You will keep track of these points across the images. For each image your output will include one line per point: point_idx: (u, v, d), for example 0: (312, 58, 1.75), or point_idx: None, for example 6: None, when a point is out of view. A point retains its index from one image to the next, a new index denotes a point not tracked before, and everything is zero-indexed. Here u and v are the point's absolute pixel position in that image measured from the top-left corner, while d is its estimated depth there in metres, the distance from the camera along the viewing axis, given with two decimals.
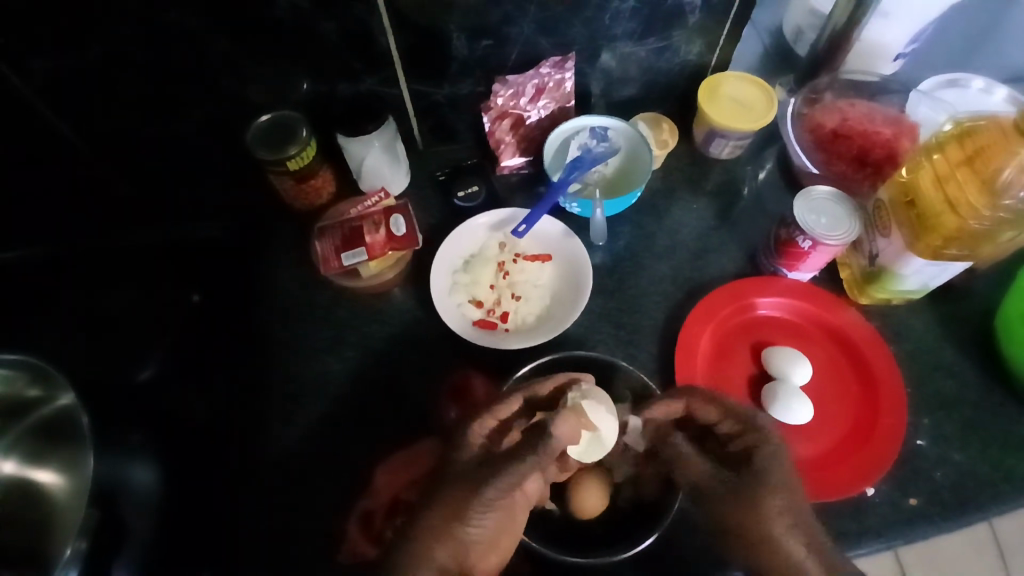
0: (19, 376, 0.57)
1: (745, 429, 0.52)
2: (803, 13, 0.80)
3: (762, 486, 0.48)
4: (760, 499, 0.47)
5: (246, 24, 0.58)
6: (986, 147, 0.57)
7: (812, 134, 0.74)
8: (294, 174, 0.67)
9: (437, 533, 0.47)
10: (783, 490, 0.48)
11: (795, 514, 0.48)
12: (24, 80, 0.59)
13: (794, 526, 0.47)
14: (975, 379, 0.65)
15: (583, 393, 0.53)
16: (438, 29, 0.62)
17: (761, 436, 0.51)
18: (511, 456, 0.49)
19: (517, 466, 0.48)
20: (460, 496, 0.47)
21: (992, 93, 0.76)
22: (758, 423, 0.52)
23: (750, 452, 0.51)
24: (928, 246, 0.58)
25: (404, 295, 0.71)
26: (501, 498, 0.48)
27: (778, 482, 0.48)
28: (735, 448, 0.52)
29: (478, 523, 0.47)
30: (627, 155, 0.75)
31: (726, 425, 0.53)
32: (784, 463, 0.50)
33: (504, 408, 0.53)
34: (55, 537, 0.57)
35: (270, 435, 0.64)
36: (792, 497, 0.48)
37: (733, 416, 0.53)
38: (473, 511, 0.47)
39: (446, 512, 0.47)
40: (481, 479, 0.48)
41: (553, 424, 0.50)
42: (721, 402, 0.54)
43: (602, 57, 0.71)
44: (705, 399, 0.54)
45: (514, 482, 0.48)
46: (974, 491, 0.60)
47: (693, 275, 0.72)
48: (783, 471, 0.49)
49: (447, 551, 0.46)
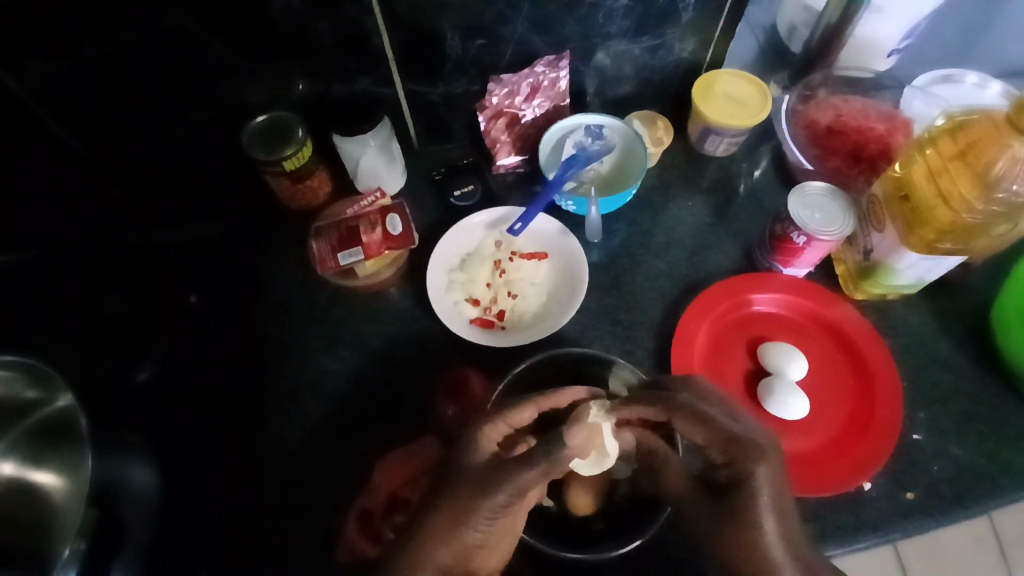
0: (19, 378, 0.58)
1: (731, 456, 0.48)
2: (797, 10, 0.81)
3: (752, 517, 0.46)
4: (747, 527, 0.46)
5: (240, 24, 0.58)
6: (978, 140, 0.57)
7: (806, 130, 0.74)
8: (290, 174, 0.68)
9: (437, 540, 0.46)
10: (774, 513, 0.46)
11: (787, 538, 0.47)
12: (24, 84, 0.60)
13: (790, 554, 0.46)
14: (972, 372, 0.66)
15: (603, 414, 0.49)
16: (432, 29, 0.63)
17: (749, 463, 0.47)
18: (520, 461, 0.45)
19: (528, 472, 0.45)
20: (464, 501, 0.46)
21: (985, 88, 0.76)
22: (747, 448, 0.47)
23: (739, 480, 0.47)
24: (921, 239, 0.59)
25: (401, 294, 0.72)
26: (507, 505, 0.46)
27: (766, 508, 0.46)
28: (721, 476, 0.49)
29: (481, 528, 0.47)
30: (622, 152, 0.75)
31: (715, 450, 0.49)
32: (773, 488, 0.47)
33: (516, 416, 0.51)
34: (57, 538, 0.57)
35: (268, 434, 0.65)
36: (782, 517, 0.47)
37: (718, 441, 0.48)
38: (478, 518, 0.46)
39: (448, 514, 0.47)
40: (487, 484, 0.46)
41: (568, 433, 0.45)
42: (706, 422, 0.48)
43: (596, 55, 0.72)
44: (688, 419, 0.48)
45: (522, 488, 0.45)
46: (971, 484, 0.60)
47: (689, 271, 0.72)
48: (773, 499, 0.46)
49: (449, 552, 0.46)
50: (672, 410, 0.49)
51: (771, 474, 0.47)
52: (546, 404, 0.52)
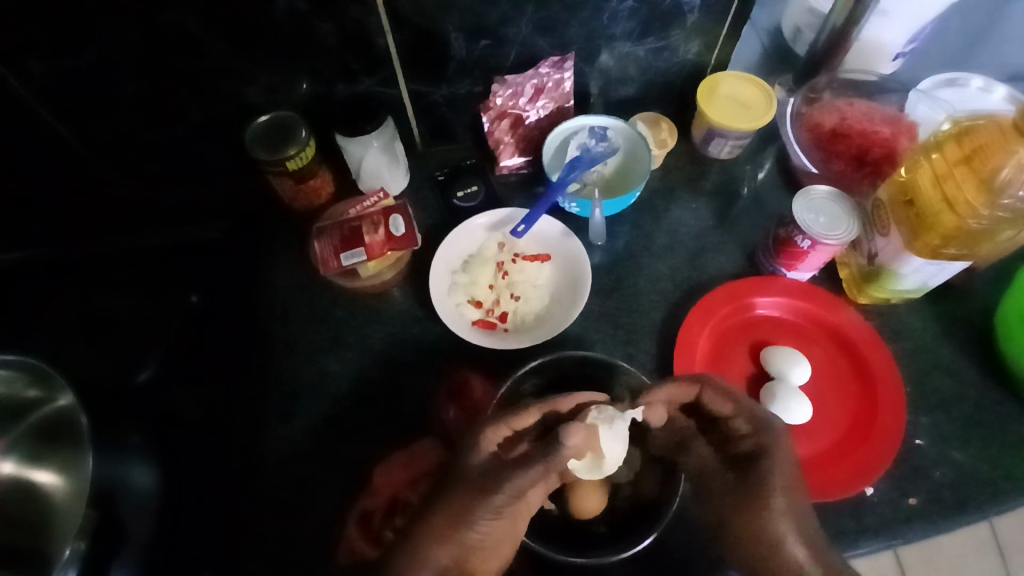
0: (19, 378, 0.58)
1: (753, 428, 0.51)
2: (802, 13, 0.81)
3: (768, 492, 0.48)
4: (763, 500, 0.48)
5: (243, 24, 0.58)
6: (984, 146, 0.56)
7: (811, 133, 0.74)
8: (292, 175, 0.68)
9: (437, 536, 0.46)
10: (791, 487, 0.48)
11: (799, 519, 0.48)
12: (25, 82, 0.60)
13: (802, 532, 0.47)
14: (974, 377, 0.65)
15: (606, 415, 0.51)
16: (435, 30, 0.63)
17: (771, 435, 0.49)
18: (520, 463, 0.47)
19: (526, 473, 0.47)
20: (464, 502, 0.46)
21: (990, 92, 0.76)
22: (769, 422, 0.50)
23: (759, 451, 0.50)
24: (926, 245, 0.59)
25: (403, 295, 0.71)
26: (507, 506, 0.47)
27: (784, 480, 0.48)
28: (741, 449, 0.51)
29: (480, 528, 0.46)
30: (626, 155, 0.75)
31: (739, 421, 0.52)
32: (790, 462, 0.49)
33: (517, 419, 0.51)
34: (58, 537, 0.57)
35: (269, 435, 0.64)
36: (796, 495, 0.48)
37: (744, 412, 0.51)
38: (476, 517, 0.46)
39: (448, 516, 0.46)
40: (488, 485, 0.46)
41: (566, 434, 0.48)
42: (734, 397, 0.52)
43: (600, 57, 0.71)
44: (718, 391, 0.52)
45: (521, 490, 0.47)
46: (973, 490, 0.60)
47: (692, 274, 0.72)
48: (791, 473, 0.49)
49: (449, 551, 0.46)
50: (702, 384, 0.53)
51: (789, 451, 0.49)
52: (548, 408, 0.52)
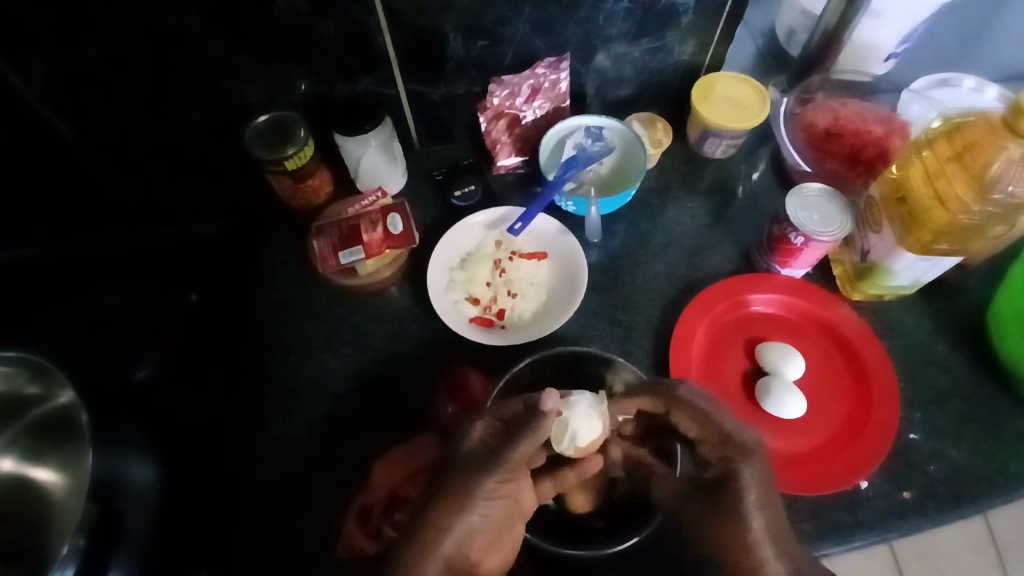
0: (19, 373, 0.58)
1: (719, 449, 0.50)
2: (795, 14, 0.82)
3: (738, 509, 0.48)
4: (734, 524, 0.47)
5: (243, 23, 0.59)
6: (976, 141, 0.56)
7: (805, 133, 0.75)
8: (291, 173, 0.68)
9: (440, 527, 0.47)
10: (761, 508, 0.48)
11: (777, 538, 0.47)
12: (27, 80, 0.60)
13: (778, 550, 0.47)
14: (969, 374, 0.66)
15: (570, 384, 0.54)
16: (434, 30, 0.63)
17: (738, 455, 0.49)
18: (510, 438, 0.49)
19: (522, 445, 0.48)
20: (460, 485, 0.48)
21: (982, 91, 0.77)
22: (740, 442, 0.50)
23: (725, 475, 0.49)
24: (918, 241, 0.60)
25: (401, 293, 0.72)
26: (505, 482, 0.48)
27: (753, 503, 0.48)
28: (711, 472, 0.51)
29: (481, 511, 0.47)
30: (622, 154, 0.76)
31: (706, 445, 0.52)
32: (760, 481, 0.49)
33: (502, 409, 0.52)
34: (55, 532, 0.57)
35: (267, 432, 0.65)
36: (767, 515, 0.48)
37: (712, 435, 0.51)
38: (476, 498, 0.47)
39: (448, 501, 0.47)
40: (483, 464, 0.48)
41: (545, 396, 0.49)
42: (704, 418, 0.52)
43: (596, 57, 0.72)
44: (687, 414, 0.52)
45: (519, 461, 0.48)
46: (967, 484, 0.61)
47: (687, 272, 0.73)
48: (759, 494, 0.48)
49: (452, 542, 0.46)
50: (671, 404, 0.53)
51: (758, 470, 0.49)
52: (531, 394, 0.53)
